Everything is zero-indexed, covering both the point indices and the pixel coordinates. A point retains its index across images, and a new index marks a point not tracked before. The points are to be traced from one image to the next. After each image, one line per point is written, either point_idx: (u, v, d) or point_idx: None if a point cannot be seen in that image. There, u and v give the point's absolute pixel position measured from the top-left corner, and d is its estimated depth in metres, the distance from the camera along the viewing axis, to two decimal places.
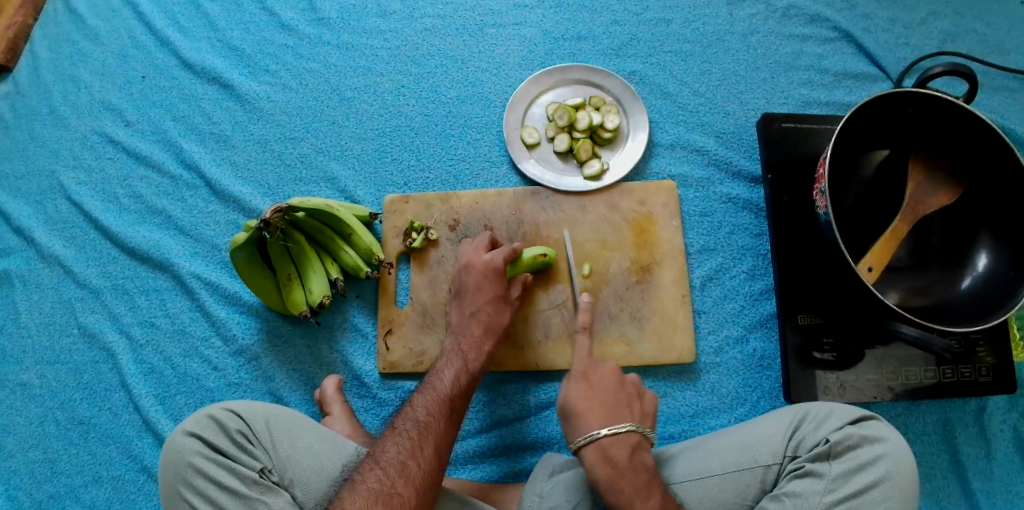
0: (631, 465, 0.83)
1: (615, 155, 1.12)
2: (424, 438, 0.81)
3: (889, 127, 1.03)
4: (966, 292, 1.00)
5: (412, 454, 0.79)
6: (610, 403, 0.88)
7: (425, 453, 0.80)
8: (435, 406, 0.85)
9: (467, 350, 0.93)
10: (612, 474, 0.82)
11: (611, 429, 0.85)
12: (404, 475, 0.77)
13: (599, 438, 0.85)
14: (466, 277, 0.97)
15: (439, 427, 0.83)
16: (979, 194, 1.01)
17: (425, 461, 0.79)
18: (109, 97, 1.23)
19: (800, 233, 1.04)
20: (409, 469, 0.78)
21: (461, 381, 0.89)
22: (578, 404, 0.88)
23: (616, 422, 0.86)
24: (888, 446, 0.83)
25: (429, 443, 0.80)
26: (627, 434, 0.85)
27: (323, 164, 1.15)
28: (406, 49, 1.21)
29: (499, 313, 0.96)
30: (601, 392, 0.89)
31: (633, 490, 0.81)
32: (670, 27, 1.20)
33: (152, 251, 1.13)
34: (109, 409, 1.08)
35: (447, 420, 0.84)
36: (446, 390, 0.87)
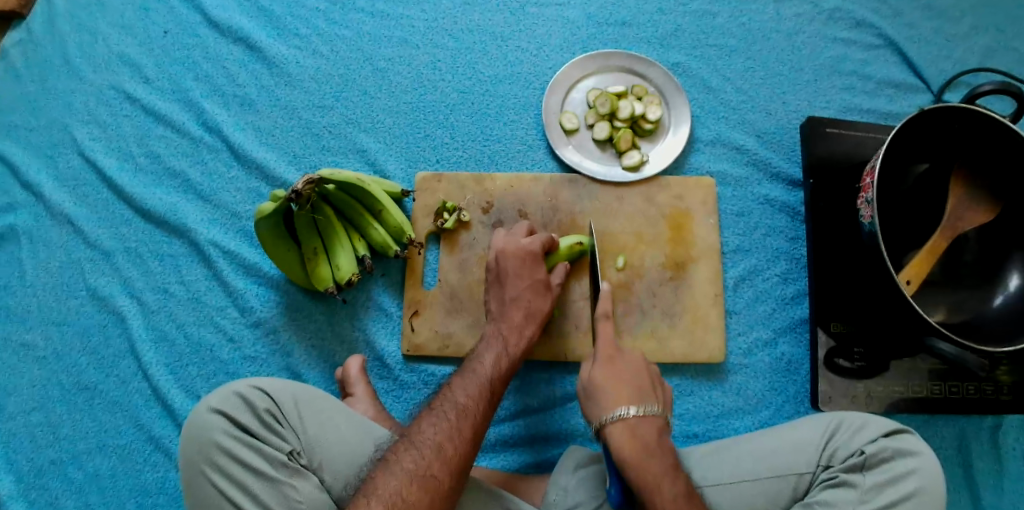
0: (660, 447, 0.79)
1: (654, 148, 1.10)
2: (462, 420, 0.79)
3: (934, 139, 1.02)
4: (998, 308, 1.00)
5: (450, 437, 0.77)
6: (636, 385, 0.84)
7: (463, 436, 0.78)
8: (474, 390, 0.82)
9: (507, 333, 0.90)
10: (641, 454, 0.78)
11: (639, 409, 0.81)
12: (440, 457, 0.75)
13: (628, 418, 0.80)
14: (503, 263, 0.95)
15: (478, 411, 0.81)
16: (1016, 212, 1.00)
17: (463, 445, 0.77)
18: (128, 50, 1.17)
19: (837, 241, 1.03)
20: (446, 452, 0.76)
21: (501, 366, 0.86)
22: (604, 385, 0.84)
23: (644, 404, 0.82)
24: (921, 460, 0.83)
25: (468, 425, 0.78)
26: (654, 416, 0.81)
27: (352, 135, 1.11)
28: (444, 22, 1.17)
29: (537, 299, 0.94)
30: (624, 371, 0.85)
31: (658, 474, 0.76)
32: (715, 21, 1.17)
33: (170, 215, 1.09)
34: (117, 376, 1.04)
35: (487, 404, 0.82)
36: (486, 374, 0.85)
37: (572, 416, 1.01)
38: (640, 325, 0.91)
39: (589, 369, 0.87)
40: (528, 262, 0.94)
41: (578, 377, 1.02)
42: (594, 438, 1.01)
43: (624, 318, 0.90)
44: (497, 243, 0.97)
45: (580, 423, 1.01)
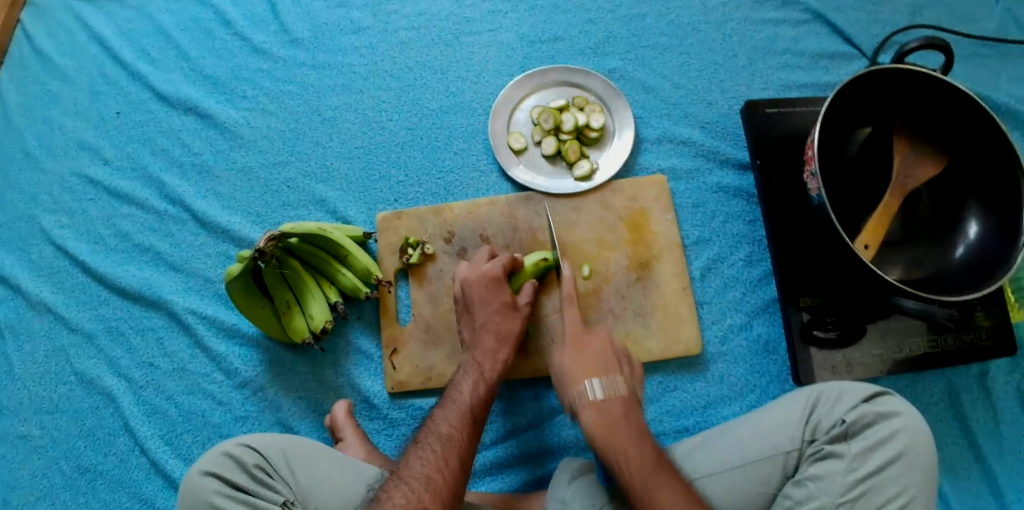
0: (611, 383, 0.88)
1: (603, 155, 1.12)
2: (448, 449, 0.81)
3: (871, 103, 1.05)
4: (960, 260, 1.02)
5: (438, 468, 0.78)
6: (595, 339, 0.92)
7: (450, 465, 0.79)
8: (457, 418, 0.84)
9: (483, 358, 0.92)
10: (592, 392, 0.86)
11: (589, 358, 0.89)
12: (430, 488, 0.77)
13: (582, 366, 0.89)
14: (469, 291, 0.97)
15: (462, 439, 0.82)
16: (962, 162, 1.03)
17: (450, 474, 0.78)
18: (85, 136, 1.20)
19: (795, 216, 1.05)
20: (435, 483, 0.77)
21: (480, 391, 0.89)
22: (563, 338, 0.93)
23: (595, 352, 0.91)
24: (903, 420, 0.84)
25: (453, 453, 0.80)
26: (605, 361, 0.90)
27: (310, 187, 1.14)
28: (384, 64, 1.20)
29: (507, 320, 0.96)
30: (584, 332, 0.93)
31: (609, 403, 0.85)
32: (645, 22, 1.20)
33: (145, 289, 1.11)
34: (115, 454, 1.06)
35: (470, 431, 0.84)
36: (466, 401, 0.87)
37: (562, 429, 1.03)
38: (612, 347, 0.92)
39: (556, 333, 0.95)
40: (494, 287, 0.96)
41: None
42: (586, 447, 1.02)
43: (599, 348, 0.91)
44: (462, 273, 0.99)
45: (571, 433, 1.02)
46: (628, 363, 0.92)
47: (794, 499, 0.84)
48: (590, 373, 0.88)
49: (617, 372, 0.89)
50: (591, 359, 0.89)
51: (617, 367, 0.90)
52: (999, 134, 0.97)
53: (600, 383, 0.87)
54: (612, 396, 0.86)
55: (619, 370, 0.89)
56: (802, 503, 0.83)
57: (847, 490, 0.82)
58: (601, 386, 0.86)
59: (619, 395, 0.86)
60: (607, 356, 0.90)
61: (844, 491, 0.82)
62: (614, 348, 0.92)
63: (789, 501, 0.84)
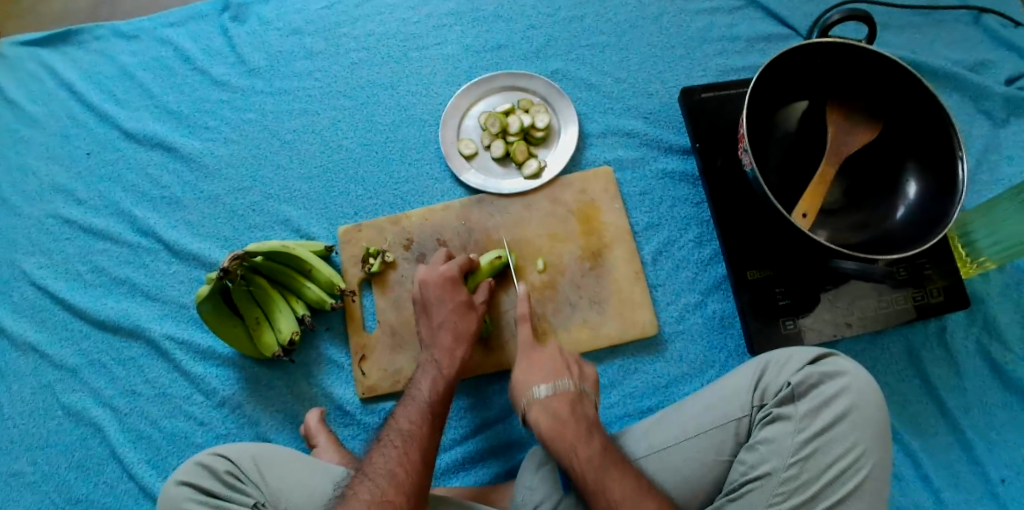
0: (574, 415, 0.87)
1: (551, 152, 1.16)
2: (409, 444, 0.84)
3: (803, 78, 1.08)
4: (901, 220, 1.05)
5: (400, 462, 0.82)
6: (549, 368, 0.93)
7: (412, 459, 0.83)
8: (416, 414, 0.88)
9: (442, 355, 0.96)
10: (555, 425, 0.86)
11: (549, 387, 0.90)
12: (394, 482, 0.80)
13: (541, 396, 0.89)
14: (426, 293, 1.00)
15: (422, 432, 0.86)
16: (896, 127, 1.06)
17: (413, 467, 0.82)
18: (58, 179, 1.25)
19: (737, 193, 1.09)
20: (398, 477, 0.81)
21: (439, 387, 0.92)
22: (521, 376, 0.93)
23: (556, 382, 0.91)
24: (848, 378, 0.88)
25: (415, 448, 0.84)
26: (565, 390, 0.90)
27: (273, 208, 1.19)
28: (337, 85, 1.25)
29: (464, 317, 0.99)
30: (540, 361, 0.94)
31: (575, 436, 0.85)
32: (584, 23, 1.25)
33: (123, 320, 1.16)
34: (104, 481, 1.10)
35: (429, 424, 0.87)
36: (425, 398, 0.90)
37: None
38: (568, 372, 0.92)
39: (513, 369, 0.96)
40: (451, 286, 1.00)
41: None
42: None
43: (553, 373, 0.92)
44: (419, 276, 1.03)
45: None
46: (578, 367, 0.95)
47: (748, 463, 0.87)
48: (549, 402, 0.89)
49: (566, 375, 0.92)
50: (551, 387, 0.90)
51: (578, 393, 0.90)
52: (927, 97, 1.00)
53: (547, 385, 0.90)
54: (579, 427, 0.86)
55: (567, 374, 0.92)
56: (756, 466, 0.87)
57: (797, 450, 0.85)
58: (548, 385, 0.90)
59: (566, 392, 0.90)
60: (566, 383, 0.91)
61: (795, 451, 0.85)
62: (571, 373, 0.92)
63: (744, 465, 0.88)
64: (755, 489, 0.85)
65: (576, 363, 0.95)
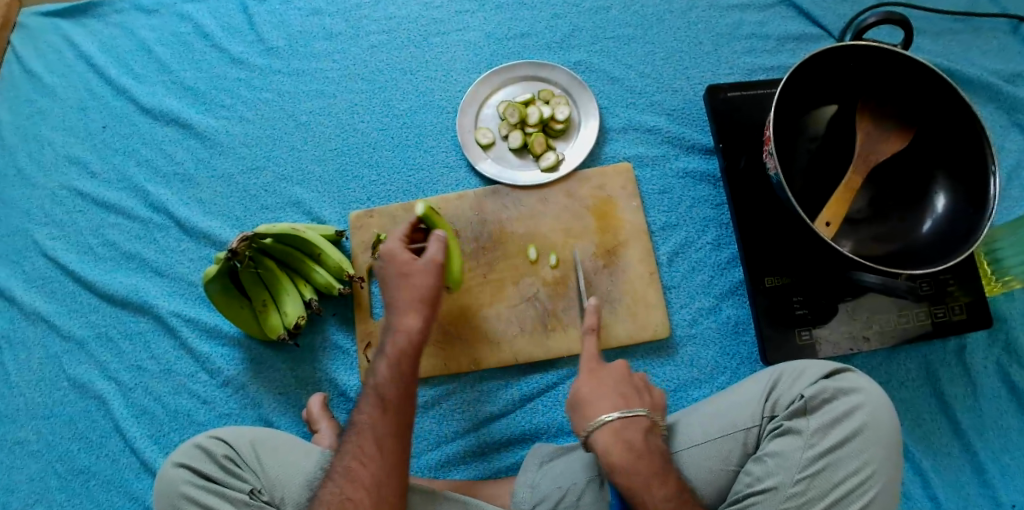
0: (647, 447, 0.82)
1: (569, 146, 1.14)
2: (362, 441, 0.82)
3: (833, 81, 1.04)
4: (927, 234, 1.01)
5: (355, 460, 0.81)
6: (618, 393, 0.86)
7: (367, 453, 0.81)
8: (370, 403, 0.85)
9: (388, 333, 0.90)
10: (630, 458, 0.81)
11: (623, 413, 0.83)
12: (350, 480, 0.79)
13: (612, 422, 0.83)
14: None
15: (376, 422, 0.83)
16: (929, 136, 1.02)
17: (369, 462, 0.81)
18: (73, 150, 1.25)
19: (758, 197, 1.06)
20: (354, 475, 0.80)
21: (387, 369, 0.87)
22: (589, 398, 0.86)
23: (630, 408, 0.84)
24: (863, 396, 0.85)
25: (369, 443, 0.82)
26: (640, 418, 0.83)
27: (286, 189, 1.18)
28: (355, 67, 1.23)
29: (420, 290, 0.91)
30: (607, 384, 0.87)
31: (651, 473, 0.80)
32: (610, 14, 1.22)
33: (131, 295, 1.15)
34: (107, 455, 1.10)
35: (380, 412, 0.84)
36: (378, 383, 0.87)
37: (534, 416, 1.04)
38: (639, 397, 0.86)
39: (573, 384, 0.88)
40: (399, 262, 0.93)
41: (533, 377, 1.06)
42: (558, 434, 1.04)
43: (625, 399, 0.85)
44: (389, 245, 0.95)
45: (543, 420, 1.04)
46: (648, 389, 0.88)
47: (753, 475, 0.85)
48: (620, 431, 0.82)
49: (635, 399, 0.86)
50: (624, 415, 0.83)
51: (650, 423, 0.84)
52: (963, 107, 0.96)
53: (620, 412, 0.83)
54: (653, 462, 0.81)
55: (640, 400, 0.86)
56: (762, 478, 0.84)
57: (806, 466, 0.83)
58: (620, 411, 0.84)
59: (639, 419, 0.83)
60: (639, 411, 0.84)
61: (802, 467, 0.83)
62: (643, 399, 0.86)
63: (750, 477, 0.85)
64: (759, 502, 0.83)
65: (646, 387, 0.88)
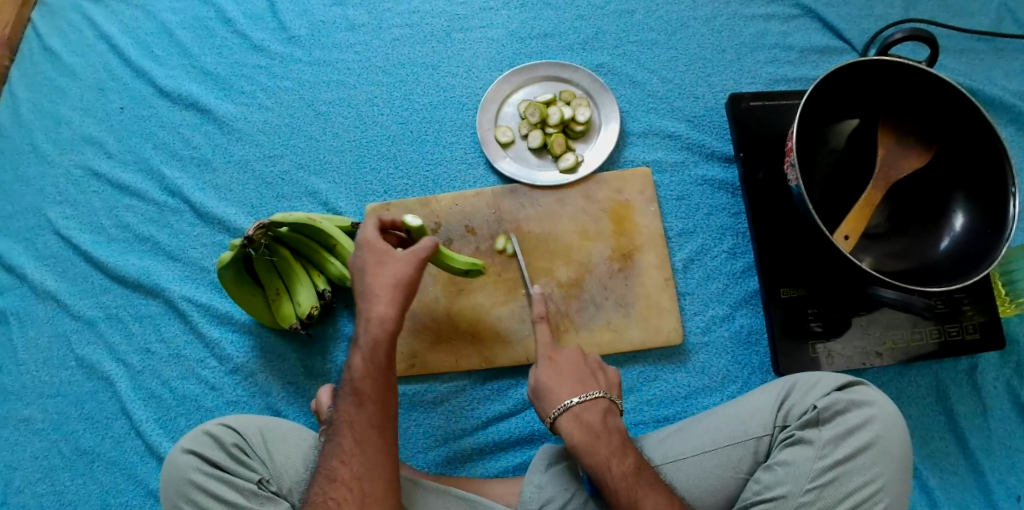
0: (605, 428, 0.84)
1: (588, 148, 1.14)
2: (341, 439, 0.81)
3: (856, 95, 1.04)
4: (944, 252, 1.01)
5: (335, 459, 0.80)
6: (578, 376, 0.88)
7: (345, 450, 0.80)
8: (347, 400, 0.84)
9: (359, 326, 0.87)
10: (588, 439, 0.82)
11: (581, 397, 0.85)
12: (331, 479, 0.79)
13: (572, 407, 0.85)
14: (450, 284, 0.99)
15: (354, 418, 0.82)
16: (950, 154, 1.02)
17: (349, 460, 0.79)
18: (90, 130, 1.25)
19: (776, 208, 1.06)
20: (334, 473, 0.79)
21: (360, 363, 0.84)
22: (549, 383, 0.88)
23: (585, 390, 0.86)
24: (876, 409, 0.84)
25: (347, 440, 0.81)
26: (595, 401, 0.85)
27: (302, 179, 1.17)
28: (378, 60, 1.23)
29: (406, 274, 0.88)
30: (568, 369, 0.89)
31: (609, 452, 0.82)
32: (634, 18, 1.21)
33: (143, 277, 1.15)
34: (112, 436, 1.10)
35: (359, 409, 0.82)
36: (353, 378, 0.84)
37: None
38: (595, 381, 0.88)
39: (534, 371, 0.90)
40: (377, 251, 0.89)
41: None
42: None
43: (581, 383, 0.87)
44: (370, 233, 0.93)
45: None
46: (602, 372, 0.91)
47: (762, 484, 0.84)
48: (580, 415, 0.84)
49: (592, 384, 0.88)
50: (582, 399, 0.85)
51: (608, 405, 0.86)
52: (986, 126, 0.95)
53: (578, 396, 0.85)
54: (611, 443, 0.82)
55: (596, 383, 0.88)
56: (771, 487, 0.84)
57: (816, 476, 0.82)
58: (578, 394, 0.86)
59: (596, 403, 0.85)
60: (596, 393, 0.86)
61: (813, 477, 0.82)
62: (599, 382, 0.88)
63: (758, 485, 0.85)
64: None
65: (602, 371, 0.91)
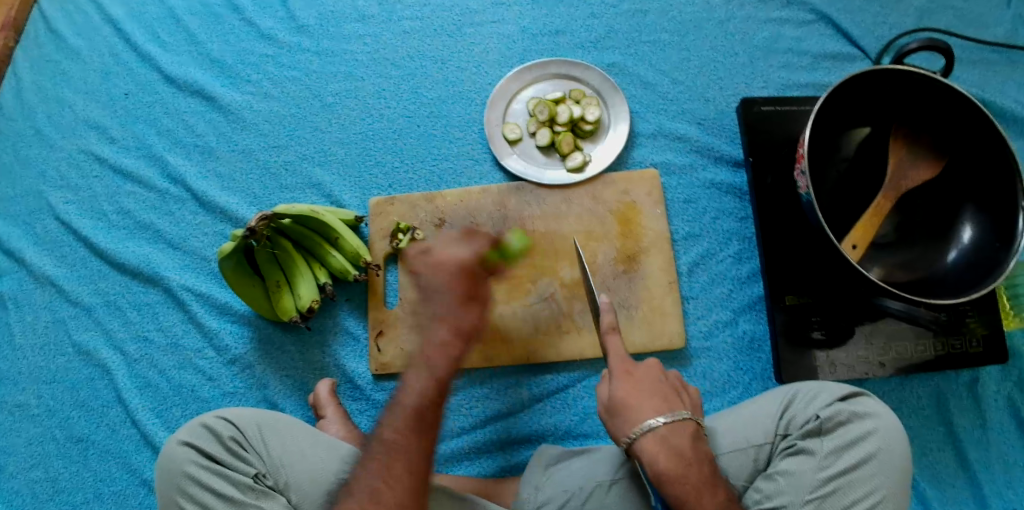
0: (696, 454, 0.80)
1: (597, 148, 1.12)
2: (391, 461, 0.79)
3: (868, 103, 1.03)
4: (951, 265, 1.00)
5: (383, 479, 0.78)
6: (661, 396, 0.84)
7: (395, 474, 0.78)
8: (400, 424, 0.80)
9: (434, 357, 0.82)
10: (679, 466, 0.79)
11: (668, 418, 0.81)
12: (375, 501, 0.76)
13: (658, 428, 0.80)
14: (432, 276, 0.84)
15: (407, 446, 0.80)
16: (960, 166, 1.01)
17: (397, 484, 0.77)
18: (94, 115, 1.23)
19: (783, 214, 1.05)
20: (381, 495, 0.77)
21: (428, 391, 0.81)
22: (629, 403, 0.83)
23: (673, 411, 0.82)
24: (878, 421, 0.84)
25: (400, 463, 0.78)
26: (684, 422, 0.82)
27: (307, 170, 1.16)
28: (386, 52, 1.21)
29: (465, 315, 0.83)
30: (646, 386, 0.84)
31: (699, 481, 0.78)
32: (647, 18, 1.20)
33: (143, 265, 1.14)
34: (107, 424, 1.09)
35: (416, 436, 0.80)
36: (412, 404, 0.81)
37: (540, 417, 1.04)
38: (677, 399, 0.85)
39: (608, 388, 0.85)
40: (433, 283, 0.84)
41: (542, 378, 1.05)
42: (564, 437, 1.03)
43: (667, 402, 0.83)
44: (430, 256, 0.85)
45: (550, 422, 1.03)
46: (685, 392, 0.87)
47: (763, 492, 0.84)
48: (664, 437, 0.80)
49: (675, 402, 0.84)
50: (670, 419, 0.81)
51: (695, 427, 0.82)
52: (998, 139, 0.95)
53: (666, 417, 0.81)
54: (703, 470, 0.79)
55: (682, 403, 0.84)
56: (771, 496, 0.83)
57: (817, 487, 0.82)
58: (667, 415, 0.81)
59: (684, 423, 0.82)
60: (682, 413, 0.83)
61: (814, 488, 0.82)
62: (684, 403, 0.85)
63: (759, 493, 0.84)
64: None
65: (682, 389, 0.87)
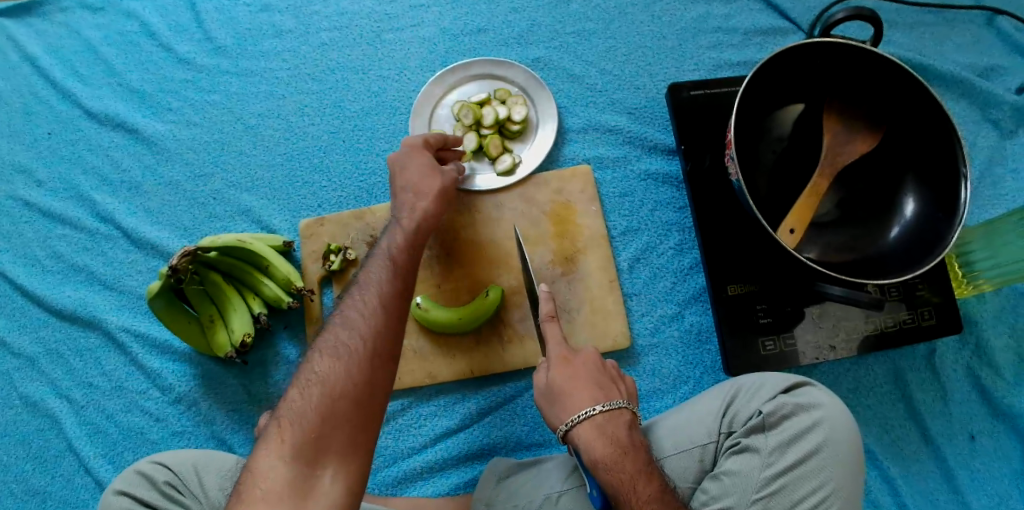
0: (632, 442, 0.81)
1: (527, 148, 1.09)
2: (362, 317, 0.75)
3: (800, 79, 0.99)
4: (894, 241, 0.97)
5: (354, 335, 0.73)
6: (595, 384, 0.85)
7: (366, 332, 0.74)
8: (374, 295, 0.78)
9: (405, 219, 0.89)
10: (615, 453, 0.78)
11: (604, 406, 0.82)
12: (340, 356, 0.72)
13: (594, 415, 0.81)
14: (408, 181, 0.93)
15: (380, 304, 0.77)
16: (897, 138, 0.98)
17: (367, 343, 0.73)
18: (18, 158, 1.19)
19: (720, 202, 1.02)
20: (345, 350, 0.72)
21: (395, 278, 0.79)
22: (562, 386, 0.84)
23: (607, 401, 0.83)
24: (823, 411, 0.82)
25: (371, 323, 0.75)
26: (620, 411, 0.82)
27: (235, 197, 1.13)
28: (306, 67, 1.18)
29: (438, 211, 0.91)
30: (581, 371, 0.85)
31: (634, 472, 0.78)
32: (570, 8, 1.16)
33: (79, 309, 1.11)
34: (61, 475, 1.07)
35: (387, 301, 0.77)
36: (383, 283, 0.79)
37: (491, 430, 1.02)
38: (613, 389, 0.86)
39: (546, 372, 0.86)
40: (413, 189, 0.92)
41: (490, 390, 1.03)
42: (517, 448, 1.01)
43: (602, 392, 0.84)
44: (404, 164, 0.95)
45: (501, 434, 1.01)
46: (621, 382, 0.88)
47: (709, 494, 0.82)
48: (602, 423, 0.81)
49: (609, 390, 0.85)
50: (605, 406, 0.82)
51: (630, 417, 0.83)
52: (934, 108, 0.92)
53: (602, 405, 0.82)
54: (638, 462, 0.79)
55: (618, 392, 0.85)
56: (718, 498, 0.81)
57: (763, 486, 0.80)
58: (602, 403, 0.82)
59: (618, 411, 0.82)
60: (618, 402, 0.83)
61: (760, 487, 0.80)
62: (620, 392, 0.85)
63: (705, 495, 0.82)
64: None
65: (620, 380, 0.88)
